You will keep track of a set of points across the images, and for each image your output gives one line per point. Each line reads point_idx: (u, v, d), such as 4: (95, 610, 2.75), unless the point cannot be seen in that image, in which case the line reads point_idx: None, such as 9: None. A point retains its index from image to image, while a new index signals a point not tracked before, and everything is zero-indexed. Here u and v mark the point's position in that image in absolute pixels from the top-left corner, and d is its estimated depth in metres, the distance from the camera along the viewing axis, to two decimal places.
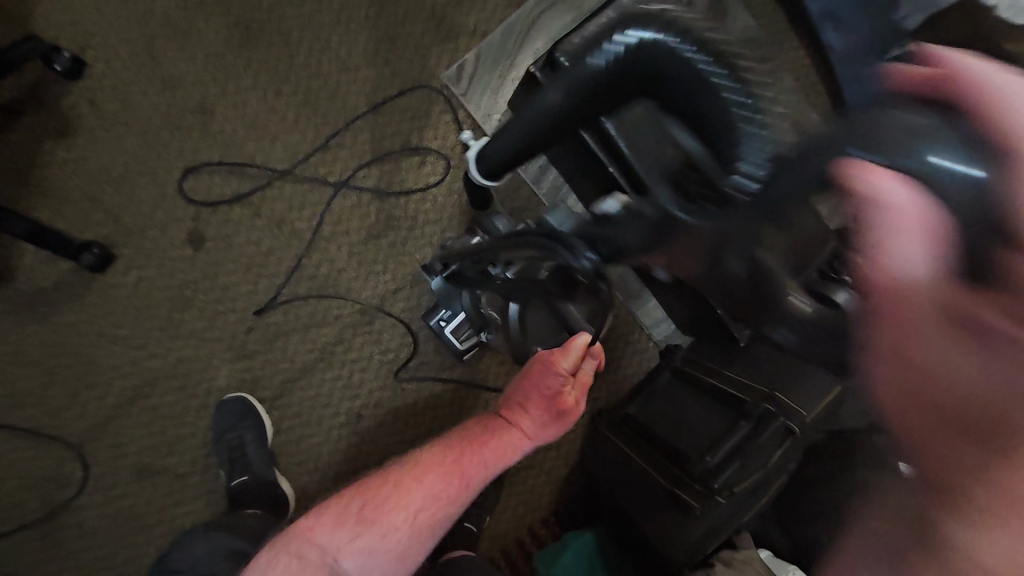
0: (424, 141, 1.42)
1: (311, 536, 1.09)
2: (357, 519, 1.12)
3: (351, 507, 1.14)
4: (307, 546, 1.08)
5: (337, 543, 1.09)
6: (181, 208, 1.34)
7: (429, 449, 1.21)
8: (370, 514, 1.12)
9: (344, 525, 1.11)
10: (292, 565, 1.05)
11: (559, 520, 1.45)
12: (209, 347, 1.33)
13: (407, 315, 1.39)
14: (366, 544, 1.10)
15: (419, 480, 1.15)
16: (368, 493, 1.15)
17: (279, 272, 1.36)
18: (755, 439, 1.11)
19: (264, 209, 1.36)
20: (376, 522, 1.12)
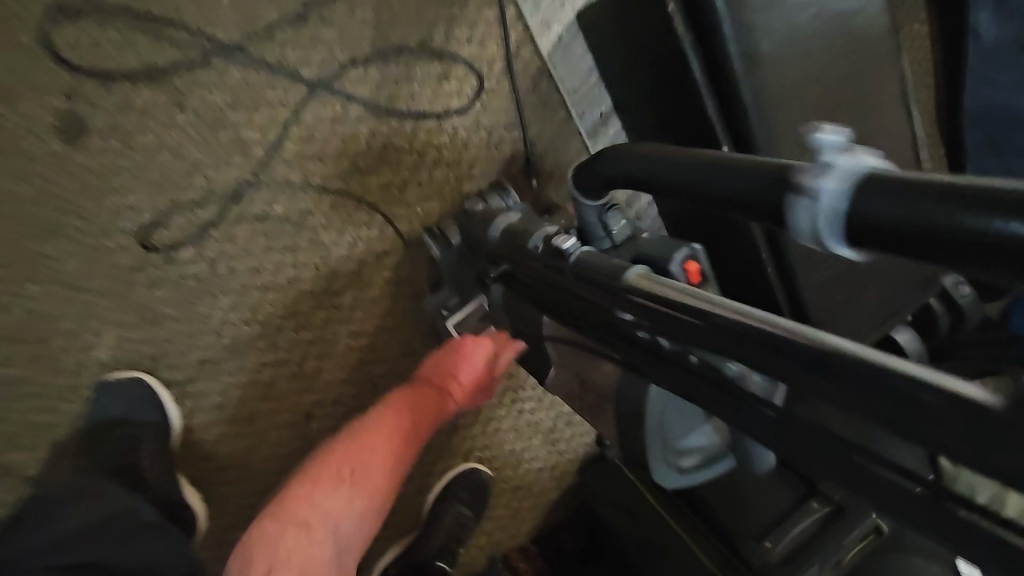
0: (452, 44, 0.97)
1: (303, 506, 0.81)
2: (346, 477, 0.84)
3: (340, 468, 0.84)
4: (304, 514, 0.80)
5: (334, 511, 0.82)
6: (44, 71, 0.82)
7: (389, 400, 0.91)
8: (358, 474, 0.84)
9: (331, 489, 0.83)
10: (290, 542, 0.78)
11: (541, 552, 1.19)
12: (85, 300, 0.88)
13: (393, 289, 1.01)
14: (363, 514, 0.84)
15: (400, 433, 0.88)
16: (350, 450, 0.86)
17: (209, 202, 0.90)
18: (831, 531, 0.90)
19: (192, 99, 0.87)
20: (368, 485, 0.85)
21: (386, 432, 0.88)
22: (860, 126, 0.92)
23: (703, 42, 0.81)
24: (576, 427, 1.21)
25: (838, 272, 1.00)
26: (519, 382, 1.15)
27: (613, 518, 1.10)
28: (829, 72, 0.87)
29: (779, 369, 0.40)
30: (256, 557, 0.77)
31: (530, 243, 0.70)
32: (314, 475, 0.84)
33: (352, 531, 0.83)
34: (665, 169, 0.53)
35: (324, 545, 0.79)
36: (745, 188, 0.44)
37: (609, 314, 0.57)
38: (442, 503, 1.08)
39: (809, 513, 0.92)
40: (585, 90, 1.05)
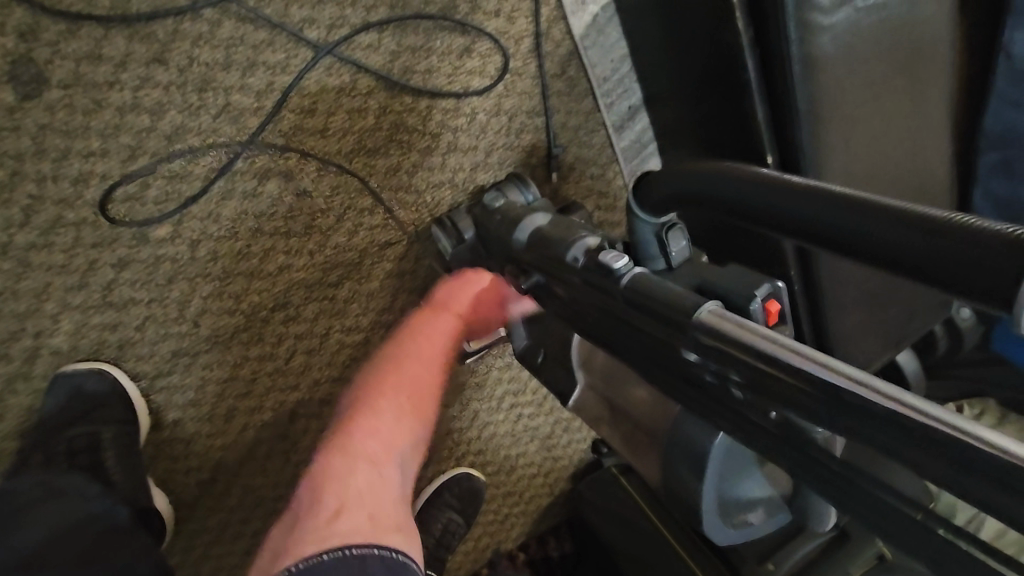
0: (475, 16, 0.88)
1: (364, 439, 0.66)
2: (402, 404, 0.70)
3: (398, 398, 0.70)
4: (370, 448, 0.65)
5: (397, 441, 0.67)
6: (6, 14, 0.71)
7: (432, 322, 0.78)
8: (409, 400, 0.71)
9: (389, 417, 0.68)
10: (360, 479, 0.61)
11: (529, 560, 1.15)
12: (38, 278, 0.76)
13: (397, 283, 0.90)
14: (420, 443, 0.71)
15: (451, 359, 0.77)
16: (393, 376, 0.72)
17: (191, 174, 0.79)
18: (836, 557, 0.87)
19: (178, 54, 0.76)
20: (427, 411, 0.72)
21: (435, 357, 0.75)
22: (911, 149, 0.87)
23: (760, 44, 0.74)
24: (573, 432, 1.16)
25: (865, 296, 0.95)
26: (519, 386, 1.08)
27: (607, 529, 1.05)
28: (890, 89, 0.81)
29: (896, 450, 0.35)
30: (325, 496, 0.60)
31: (570, 255, 0.61)
32: (370, 405, 0.69)
33: (410, 464, 0.69)
34: (780, 197, 0.45)
35: (391, 480, 0.64)
36: (911, 241, 0.37)
37: (666, 349, 0.50)
38: (431, 509, 1.01)
39: (816, 537, 0.88)
40: (615, 79, 0.97)
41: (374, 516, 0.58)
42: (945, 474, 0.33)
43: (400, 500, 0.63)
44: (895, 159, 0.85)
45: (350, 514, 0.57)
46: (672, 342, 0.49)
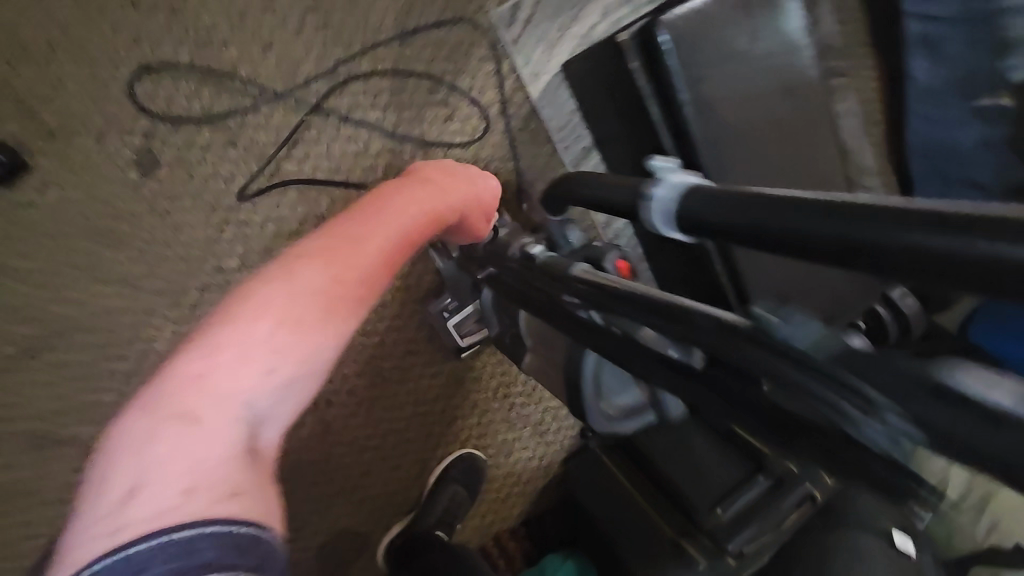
0: (457, 92, 1.16)
1: (183, 394, 0.56)
2: (276, 322, 0.60)
3: (260, 325, 0.60)
4: (184, 404, 0.55)
5: (255, 378, 0.58)
6: (127, 116, 1.01)
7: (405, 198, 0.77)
8: (291, 308, 0.62)
9: (271, 327, 0.60)
10: (166, 440, 0.53)
11: (527, 533, 1.35)
12: (148, 300, 1.06)
13: (404, 294, 1.20)
14: (295, 373, 0.60)
15: (399, 254, 0.73)
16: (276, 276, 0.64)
17: (254, 222, 1.09)
18: (774, 501, 1.05)
19: (243, 136, 1.07)
20: (315, 324, 0.62)
21: (370, 252, 0.69)
22: (803, 163, 1.10)
23: (661, 94, 1.00)
24: (561, 421, 1.37)
25: (782, 273, 1.14)
26: (511, 379, 1.31)
27: (588, 497, 1.24)
28: (771, 117, 1.06)
29: (749, 355, 0.42)
30: (113, 482, 0.50)
31: (511, 251, 0.86)
32: (228, 324, 0.60)
33: (283, 399, 0.60)
34: (593, 192, 0.73)
35: (214, 437, 0.54)
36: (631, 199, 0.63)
37: (558, 305, 0.71)
38: (442, 483, 1.23)
39: (755, 485, 1.07)
40: (568, 129, 1.24)
41: (193, 488, 0.50)
42: (901, 402, 0.33)
43: (235, 449, 0.54)
44: (788, 171, 1.09)
45: (154, 488, 0.49)
46: (564, 296, 0.70)
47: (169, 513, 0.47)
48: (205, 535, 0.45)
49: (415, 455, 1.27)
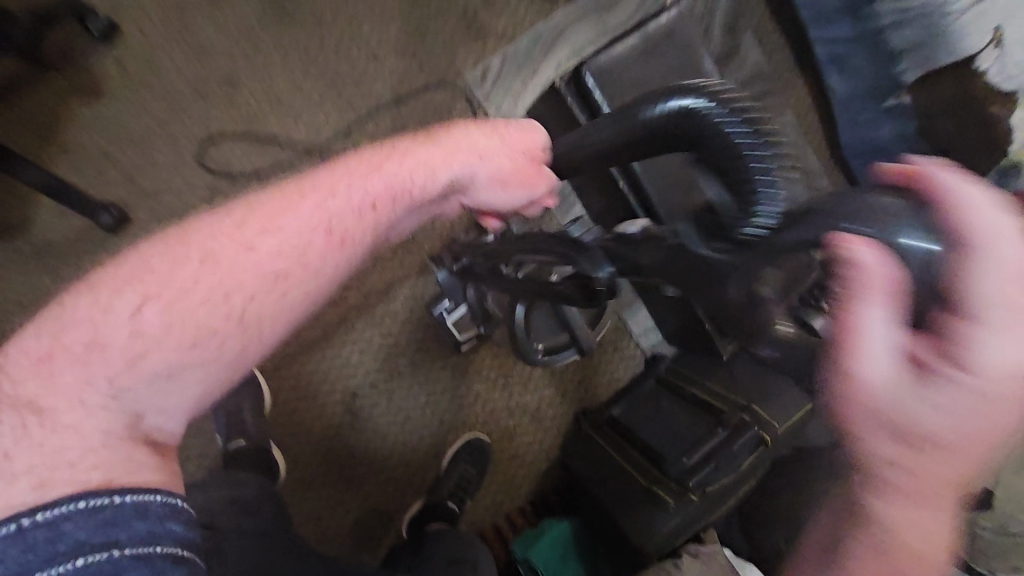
0: None
1: (31, 378, 0.57)
2: (140, 315, 0.60)
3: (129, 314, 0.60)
4: (32, 390, 0.57)
5: (119, 369, 0.59)
6: (199, 177, 1.36)
7: (340, 183, 0.70)
8: (166, 297, 0.61)
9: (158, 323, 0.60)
10: (9, 429, 0.54)
11: (534, 510, 1.52)
12: None
13: (413, 301, 1.47)
14: (183, 364, 0.61)
15: (317, 249, 0.67)
16: (161, 256, 0.62)
17: None
18: (729, 445, 1.21)
19: (282, 185, 1.40)
20: (206, 317, 0.62)
21: (270, 252, 0.64)
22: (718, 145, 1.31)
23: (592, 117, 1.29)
24: (556, 407, 1.56)
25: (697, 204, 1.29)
26: (508, 369, 1.53)
27: (581, 467, 1.41)
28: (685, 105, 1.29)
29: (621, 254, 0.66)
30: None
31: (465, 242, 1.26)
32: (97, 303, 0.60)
33: (164, 389, 0.61)
34: None
35: (83, 427, 0.56)
36: None
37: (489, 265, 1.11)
38: (453, 461, 1.44)
39: (715, 435, 1.23)
40: None
41: (45, 481, 0.52)
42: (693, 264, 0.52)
43: (98, 439, 0.57)
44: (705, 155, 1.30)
45: None
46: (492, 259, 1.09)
47: (18, 502, 0.50)
48: (72, 517, 0.49)
49: (429, 440, 1.49)
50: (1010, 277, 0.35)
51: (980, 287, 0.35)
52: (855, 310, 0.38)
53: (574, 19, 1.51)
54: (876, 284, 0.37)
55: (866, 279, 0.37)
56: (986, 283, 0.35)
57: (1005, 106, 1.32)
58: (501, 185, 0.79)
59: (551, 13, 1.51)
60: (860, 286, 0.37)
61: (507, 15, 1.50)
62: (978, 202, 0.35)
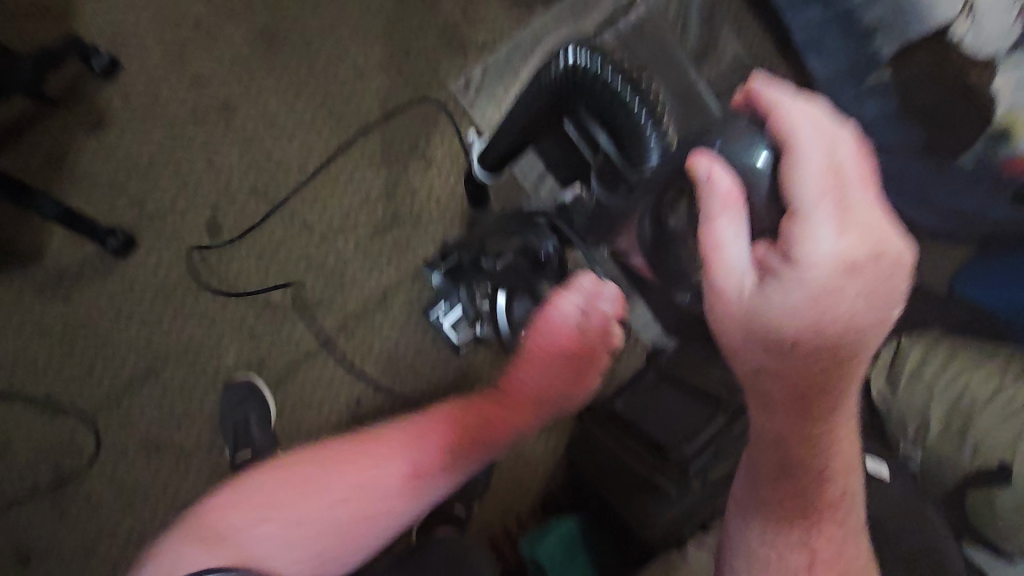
0: (431, 146, 1.51)
1: (227, 513, 0.91)
2: (298, 486, 0.92)
3: (292, 491, 0.92)
4: (223, 524, 0.90)
5: (277, 526, 0.89)
6: (201, 198, 1.43)
7: (401, 441, 0.97)
8: (313, 480, 0.93)
9: (271, 517, 0.90)
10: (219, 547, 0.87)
11: (542, 510, 1.51)
12: (219, 329, 1.40)
13: (410, 307, 1.48)
14: (271, 535, 0.89)
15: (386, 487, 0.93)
16: (313, 457, 0.96)
17: (290, 262, 1.44)
18: (729, 429, 1.20)
19: (279, 201, 1.45)
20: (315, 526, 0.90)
21: (347, 463, 0.95)
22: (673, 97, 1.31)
23: None
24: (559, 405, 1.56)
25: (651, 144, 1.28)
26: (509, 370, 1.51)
27: (585, 463, 1.42)
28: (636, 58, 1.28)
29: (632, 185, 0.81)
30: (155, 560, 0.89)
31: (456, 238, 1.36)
32: (280, 468, 0.95)
33: (282, 547, 0.88)
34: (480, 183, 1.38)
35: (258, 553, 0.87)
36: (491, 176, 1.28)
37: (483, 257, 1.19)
38: None
39: (714, 423, 1.21)
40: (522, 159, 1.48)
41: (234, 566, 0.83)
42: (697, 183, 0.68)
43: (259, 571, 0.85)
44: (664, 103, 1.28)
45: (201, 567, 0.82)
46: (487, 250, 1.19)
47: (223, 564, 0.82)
48: None
49: None
50: (813, 178, 0.58)
51: (797, 187, 0.58)
52: (714, 220, 0.62)
53: (553, 22, 1.56)
54: (724, 202, 0.61)
55: (721, 197, 0.61)
56: (801, 181, 0.58)
57: (985, 72, 1.31)
58: (520, 413, 0.97)
59: (528, 22, 1.56)
60: (718, 203, 0.61)
61: (486, 26, 1.55)
62: (794, 122, 0.60)
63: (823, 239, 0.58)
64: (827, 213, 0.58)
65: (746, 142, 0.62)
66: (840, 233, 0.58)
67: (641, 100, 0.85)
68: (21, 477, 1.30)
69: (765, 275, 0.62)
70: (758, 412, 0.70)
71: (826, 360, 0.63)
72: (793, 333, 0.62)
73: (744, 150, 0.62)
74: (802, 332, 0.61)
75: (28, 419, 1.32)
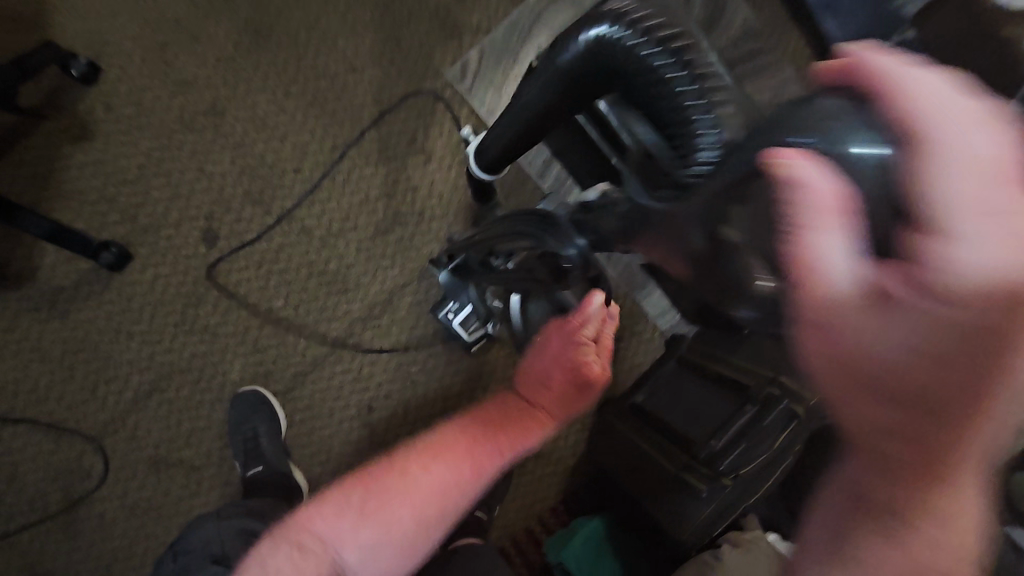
0: (429, 140, 1.45)
1: (303, 527, 0.97)
2: (358, 511, 0.98)
3: (358, 502, 0.99)
4: (301, 539, 0.95)
5: (351, 538, 0.96)
6: (194, 207, 1.37)
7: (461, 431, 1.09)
8: (373, 505, 0.98)
9: (369, 522, 0.97)
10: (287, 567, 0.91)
11: (567, 508, 1.47)
12: (222, 342, 1.36)
13: (417, 308, 1.42)
14: (370, 544, 0.96)
15: (453, 486, 1.02)
16: (370, 483, 1.01)
17: (290, 268, 1.39)
18: (759, 422, 1.11)
19: (275, 206, 1.39)
20: (389, 535, 0.97)
21: (420, 468, 1.02)
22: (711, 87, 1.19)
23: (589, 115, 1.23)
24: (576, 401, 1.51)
25: None
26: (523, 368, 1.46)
27: (608, 460, 1.36)
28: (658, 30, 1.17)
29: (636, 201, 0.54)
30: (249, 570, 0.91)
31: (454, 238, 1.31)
32: (345, 484, 1.02)
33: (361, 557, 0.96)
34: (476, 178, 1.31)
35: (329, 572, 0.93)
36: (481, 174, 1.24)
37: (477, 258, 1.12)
38: None
39: (743, 414, 1.14)
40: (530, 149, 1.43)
41: None
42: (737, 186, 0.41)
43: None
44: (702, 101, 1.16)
45: None
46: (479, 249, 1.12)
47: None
48: None
49: None
50: (956, 172, 0.36)
51: (934, 185, 0.36)
52: (809, 235, 0.39)
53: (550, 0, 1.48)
54: (824, 205, 0.37)
55: (819, 203, 0.37)
56: (942, 176, 0.36)
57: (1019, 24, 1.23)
58: (551, 408, 1.17)
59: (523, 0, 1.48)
60: (814, 213, 0.38)
61: (480, 8, 1.47)
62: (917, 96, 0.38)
63: (980, 256, 0.38)
64: (975, 223, 0.37)
65: (819, 121, 0.38)
66: (995, 252, 0.37)
67: (669, 55, 0.49)
68: (32, 505, 1.27)
69: (883, 306, 0.42)
70: (863, 472, 0.49)
71: (965, 414, 0.42)
72: (914, 380, 0.42)
73: (835, 138, 0.37)
74: (935, 384, 0.42)
75: (34, 445, 1.29)
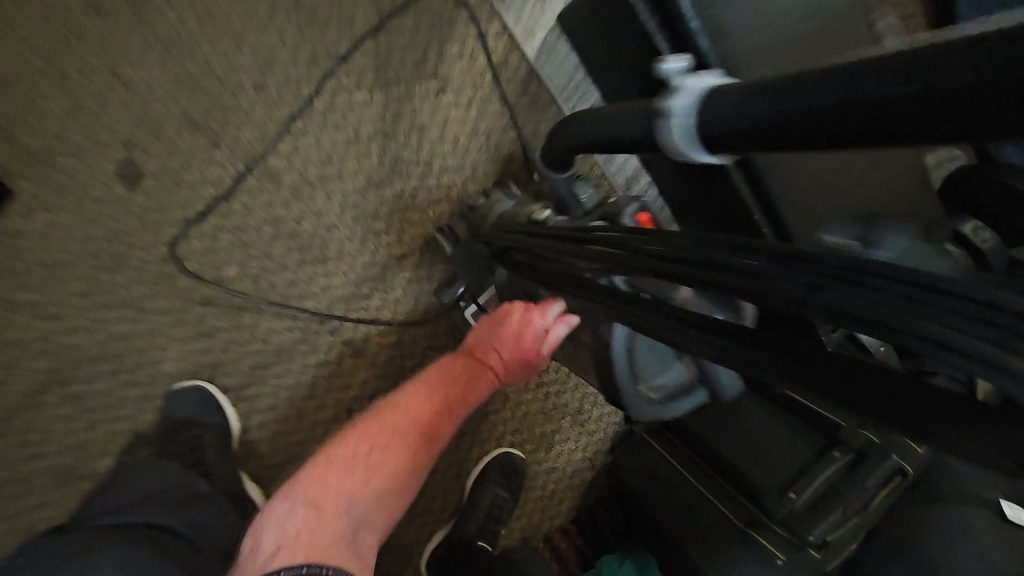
0: (445, 63, 1.07)
1: (311, 486, 0.86)
2: (365, 461, 0.90)
3: (360, 450, 0.91)
4: (309, 494, 0.84)
5: (357, 488, 0.87)
6: (106, 130, 0.96)
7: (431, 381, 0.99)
8: (379, 455, 0.91)
9: (377, 476, 0.89)
10: (297, 519, 0.81)
11: (582, 532, 1.24)
12: (152, 320, 1.00)
13: (417, 288, 1.10)
14: (375, 503, 0.89)
15: (440, 435, 0.96)
16: (371, 433, 0.93)
17: (248, 225, 1.02)
18: (854, 477, 0.92)
19: (225, 137, 1.00)
20: (396, 482, 0.91)
21: (406, 425, 0.93)
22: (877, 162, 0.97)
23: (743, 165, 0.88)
24: (602, 406, 1.27)
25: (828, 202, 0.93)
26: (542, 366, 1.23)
27: (638, 484, 1.14)
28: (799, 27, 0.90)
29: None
30: (265, 534, 0.80)
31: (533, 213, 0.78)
32: (341, 443, 0.92)
33: (373, 505, 0.88)
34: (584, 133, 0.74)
35: (339, 523, 0.83)
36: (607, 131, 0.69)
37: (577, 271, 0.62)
38: (480, 485, 1.15)
39: (833, 463, 0.93)
40: (573, 85, 1.10)
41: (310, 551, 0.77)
42: None
43: (345, 535, 0.82)
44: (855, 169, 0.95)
45: (284, 549, 0.77)
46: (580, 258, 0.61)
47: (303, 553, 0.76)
48: None
49: (449, 459, 1.19)
50: None
51: None
52: None
53: None
54: None
55: None
56: None
57: None
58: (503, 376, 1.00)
59: None
60: None
61: None
62: None
63: None
64: None
65: None
66: None
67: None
68: None
69: None
70: None
71: None
72: None
73: None
74: None
75: None
